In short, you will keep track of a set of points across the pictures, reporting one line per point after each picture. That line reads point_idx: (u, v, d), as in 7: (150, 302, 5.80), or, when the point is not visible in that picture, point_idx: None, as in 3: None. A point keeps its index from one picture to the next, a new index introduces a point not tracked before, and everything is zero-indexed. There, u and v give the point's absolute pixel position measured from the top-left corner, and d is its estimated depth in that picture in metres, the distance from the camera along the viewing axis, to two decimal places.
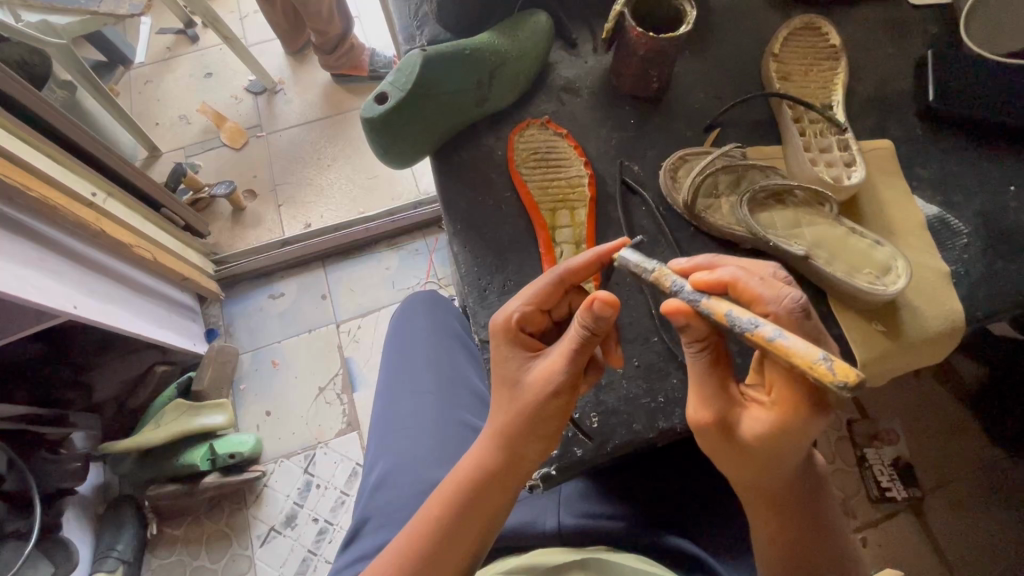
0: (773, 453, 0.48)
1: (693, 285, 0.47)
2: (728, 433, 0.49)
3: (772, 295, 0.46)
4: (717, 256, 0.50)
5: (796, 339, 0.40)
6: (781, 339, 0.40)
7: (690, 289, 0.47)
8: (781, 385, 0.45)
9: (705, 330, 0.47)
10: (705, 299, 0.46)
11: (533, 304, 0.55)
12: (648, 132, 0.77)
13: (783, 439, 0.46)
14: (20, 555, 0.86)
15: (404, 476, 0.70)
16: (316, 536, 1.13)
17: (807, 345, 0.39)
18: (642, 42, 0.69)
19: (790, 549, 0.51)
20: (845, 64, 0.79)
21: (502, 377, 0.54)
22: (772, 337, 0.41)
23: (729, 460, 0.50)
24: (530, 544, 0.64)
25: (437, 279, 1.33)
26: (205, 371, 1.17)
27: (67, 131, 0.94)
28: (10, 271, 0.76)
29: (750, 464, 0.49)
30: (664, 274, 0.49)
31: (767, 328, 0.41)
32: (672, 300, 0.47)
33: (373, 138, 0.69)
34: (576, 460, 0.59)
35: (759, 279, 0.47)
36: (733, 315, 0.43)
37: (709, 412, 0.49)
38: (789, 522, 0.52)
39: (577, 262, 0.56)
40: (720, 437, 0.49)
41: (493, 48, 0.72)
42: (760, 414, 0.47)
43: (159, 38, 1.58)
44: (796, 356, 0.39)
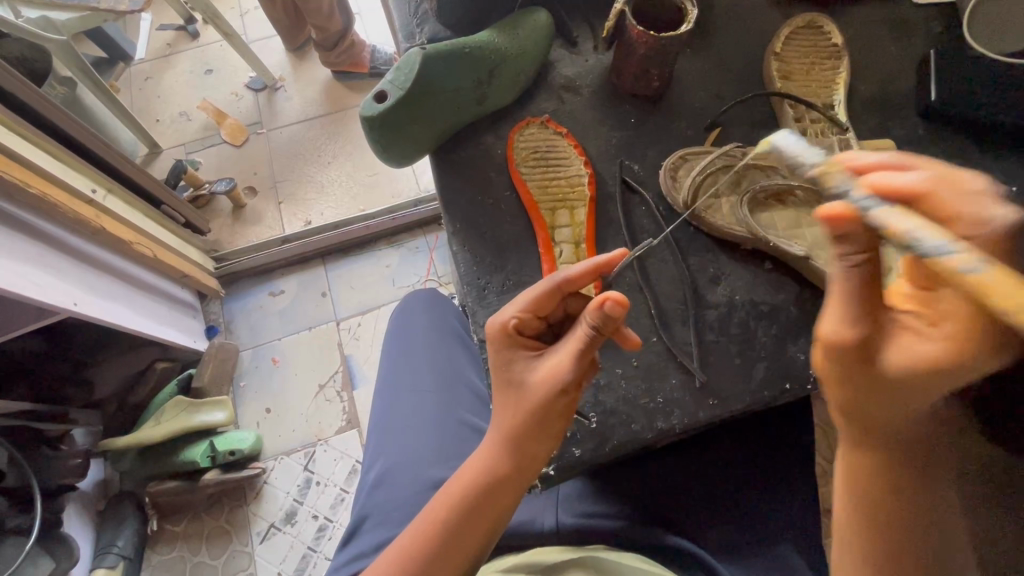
0: (918, 389, 0.39)
1: (869, 186, 0.38)
2: (865, 359, 0.40)
3: (973, 212, 0.36)
4: (907, 156, 0.40)
5: (1004, 273, 0.30)
6: (980, 272, 0.30)
7: (861, 194, 0.37)
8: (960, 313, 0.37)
9: (873, 244, 0.37)
10: (879, 210, 0.36)
11: (529, 310, 0.54)
12: (648, 131, 0.77)
13: (942, 377, 0.38)
14: (22, 552, 0.86)
15: (403, 474, 0.70)
16: (315, 533, 1.13)
17: (1021, 286, 0.29)
18: (643, 41, 0.69)
19: (882, 502, 0.44)
20: (848, 63, 0.79)
21: (508, 379, 0.53)
22: (968, 269, 0.31)
23: (858, 392, 0.42)
24: (528, 543, 0.64)
25: (437, 278, 1.33)
26: (205, 368, 1.18)
27: (68, 128, 0.94)
28: (12, 268, 0.76)
29: (886, 396, 0.41)
30: (832, 173, 0.40)
31: (963, 258, 0.31)
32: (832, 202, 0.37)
33: (371, 136, 0.69)
34: (575, 461, 0.59)
35: (961, 193, 0.37)
36: (917, 235, 0.34)
37: (850, 333, 0.39)
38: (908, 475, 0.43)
39: (575, 270, 0.53)
40: (855, 362, 0.40)
41: (492, 46, 0.71)
42: (913, 345, 0.39)
43: (158, 35, 1.57)
44: (995, 295, 0.29)
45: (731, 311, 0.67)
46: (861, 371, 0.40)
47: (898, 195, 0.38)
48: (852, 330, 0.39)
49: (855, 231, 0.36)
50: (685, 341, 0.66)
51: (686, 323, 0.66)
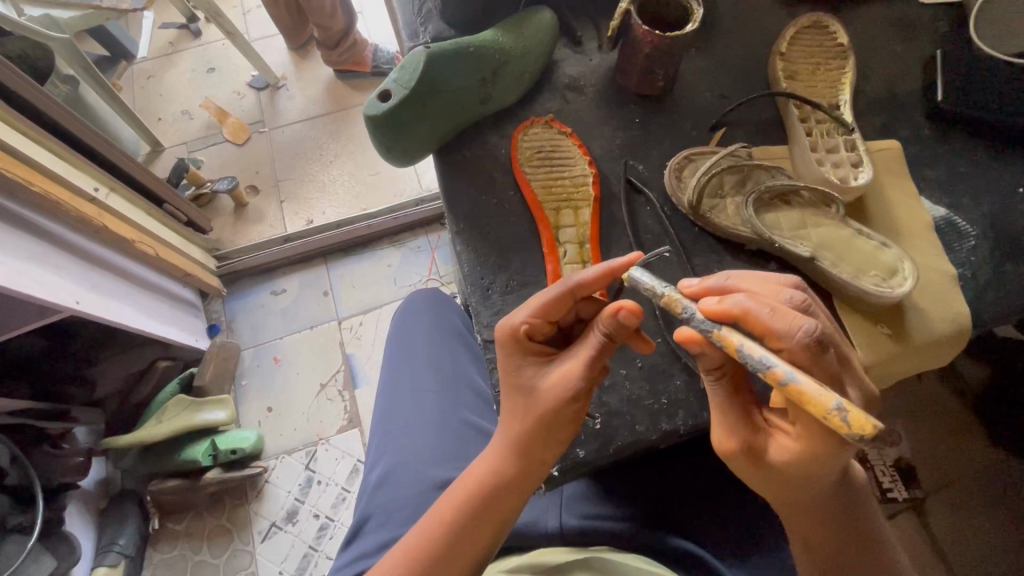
0: (806, 474, 0.45)
1: (703, 311, 0.43)
2: (755, 458, 0.47)
3: (784, 329, 0.41)
4: (730, 281, 0.46)
5: (812, 381, 0.38)
6: (797, 381, 0.38)
7: (700, 317, 0.44)
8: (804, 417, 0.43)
9: (720, 357, 0.45)
10: (717, 331, 0.43)
11: (541, 316, 0.53)
12: (653, 131, 0.77)
13: (813, 465, 0.44)
14: (23, 550, 0.86)
15: (406, 475, 0.70)
16: (316, 533, 1.13)
17: (823, 388, 0.37)
18: (648, 40, 0.69)
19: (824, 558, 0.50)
20: (853, 63, 0.78)
21: (516, 383, 0.53)
22: (787, 378, 0.38)
23: (761, 483, 0.48)
24: (530, 544, 0.64)
25: (439, 277, 1.33)
26: (206, 366, 1.18)
27: (71, 127, 0.94)
28: (14, 266, 0.76)
29: (783, 484, 0.47)
30: (675, 298, 0.46)
31: (781, 368, 0.38)
32: (686, 325, 0.45)
33: (375, 135, 0.69)
34: (579, 462, 0.59)
35: (772, 309, 0.42)
36: (745, 353, 0.40)
37: (734, 441, 0.47)
38: (831, 532, 0.50)
39: (587, 276, 0.53)
40: (747, 463, 0.47)
41: (497, 45, 0.71)
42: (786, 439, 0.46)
43: (161, 33, 1.57)
44: (811, 401, 0.37)
45: None
46: (755, 470, 0.47)
47: (718, 321, 0.43)
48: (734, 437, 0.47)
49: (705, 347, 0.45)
50: None
51: None
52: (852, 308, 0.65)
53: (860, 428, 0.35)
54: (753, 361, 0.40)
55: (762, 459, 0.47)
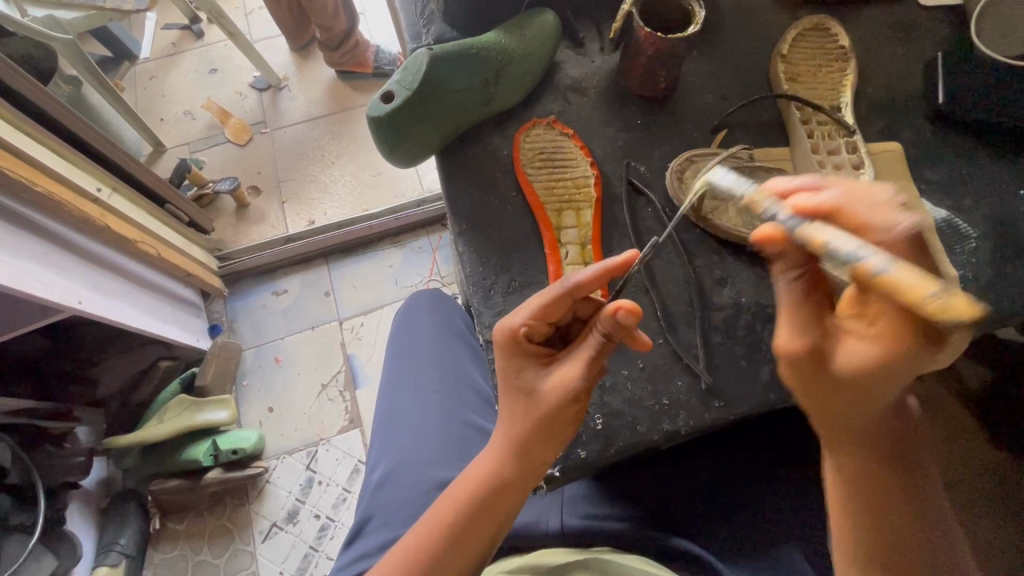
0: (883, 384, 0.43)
1: (792, 208, 0.43)
2: (823, 360, 0.45)
3: (879, 224, 0.41)
4: (823, 179, 0.45)
5: (906, 273, 0.36)
6: (888, 271, 0.36)
7: (787, 214, 0.43)
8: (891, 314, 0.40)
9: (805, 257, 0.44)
10: (802, 230, 0.42)
11: (540, 317, 0.53)
12: (655, 132, 0.77)
13: (894, 369, 0.41)
14: (25, 549, 0.86)
15: (407, 475, 0.70)
16: (317, 533, 1.13)
17: (918, 277, 0.35)
18: (650, 42, 0.69)
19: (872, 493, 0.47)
20: (855, 65, 0.78)
21: (517, 383, 0.53)
22: (879, 270, 0.37)
23: (818, 393, 0.46)
24: (531, 544, 0.64)
25: (441, 278, 1.33)
26: (209, 366, 1.18)
27: (73, 127, 0.94)
28: (16, 265, 0.76)
29: (845, 394, 0.45)
30: (757, 199, 0.46)
31: (873, 261, 0.37)
32: (767, 223, 0.44)
33: (378, 137, 0.69)
34: (580, 462, 0.59)
35: (867, 206, 0.41)
36: (833, 246, 0.39)
37: (802, 343, 0.45)
38: (881, 468, 0.47)
39: (585, 275, 0.53)
40: (810, 366, 0.45)
41: (499, 48, 0.72)
42: (859, 340, 0.43)
43: (163, 34, 1.58)
44: (903, 287, 0.35)
45: (737, 313, 0.67)
46: (817, 376, 0.46)
47: (810, 216, 0.42)
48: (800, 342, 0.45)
49: (775, 245, 0.44)
50: (691, 342, 0.65)
51: (692, 326, 0.66)
52: None
53: (960, 312, 0.33)
54: (840, 253, 0.38)
55: (830, 361, 0.44)
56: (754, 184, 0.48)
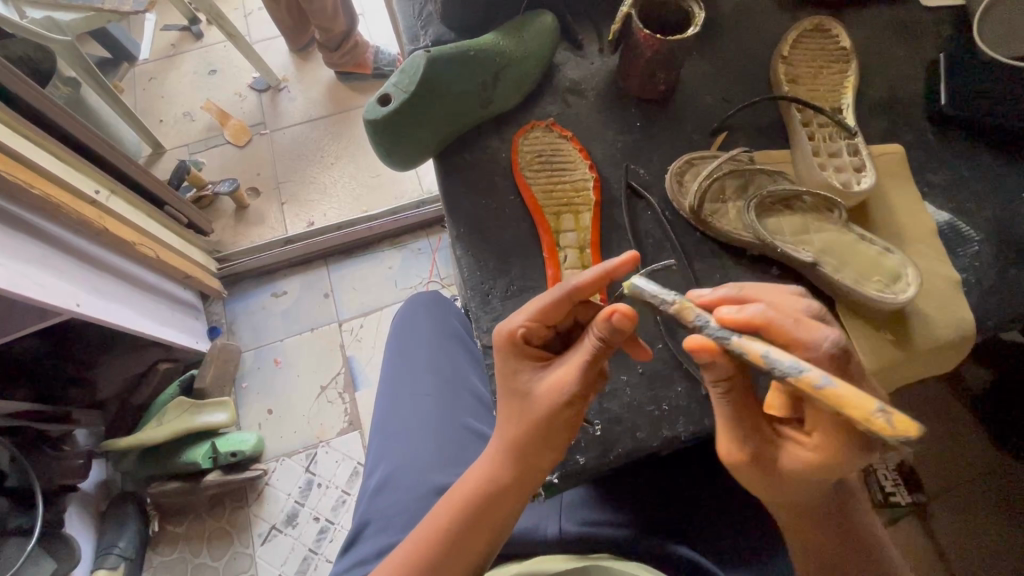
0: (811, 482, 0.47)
1: (717, 320, 0.43)
2: (765, 467, 0.47)
3: (806, 338, 0.41)
4: (744, 288, 0.47)
5: (848, 386, 0.35)
6: (830, 385, 0.36)
7: (715, 325, 0.43)
8: (827, 425, 0.43)
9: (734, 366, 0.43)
10: (740, 343, 0.41)
11: (537, 319, 0.52)
12: (654, 135, 0.76)
13: (825, 472, 0.45)
14: (23, 552, 0.86)
15: (405, 479, 0.70)
16: (316, 536, 1.12)
17: (864, 393, 0.35)
18: (650, 43, 0.68)
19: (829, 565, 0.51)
20: (855, 67, 0.78)
21: (514, 387, 0.53)
22: (820, 383, 0.36)
23: (766, 489, 0.49)
24: (531, 550, 0.63)
25: (440, 280, 1.33)
26: (207, 368, 1.18)
27: (71, 128, 0.93)
28: (14, 268, 0.76)
29: (783, 490, 0.48)
30: (687, 306, 0.44)
31: (813, 372, 0.36)
32: (697, 334, 0.42)
33: (375, 139, 0.68)
34: (579, 468, 0.59)
35: (793, 319, 0.42)
36: (773, 357, 0.38)
37: (743, 452, 0.47)
38: (825, 540, 0.51)
39: (584, 278, 0.51)
40: (757, 473, 0.48)
41: (498, 49, 0.71)
42: (799, 450, 0.46)
43: (163, 35, 1.57)
44: (851, 406, 0.34)
45: None
46: (764, 478, 0.48)
47: (743, 330, 0.42)
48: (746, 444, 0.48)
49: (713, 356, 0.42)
50: None
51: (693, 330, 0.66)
52: (855, 314, 0.65)
53: (903, 429, 0.33)
54: (781, 367, 0.37)
55: (771, 466, 0.47)
56: (667, 288, 0.46)
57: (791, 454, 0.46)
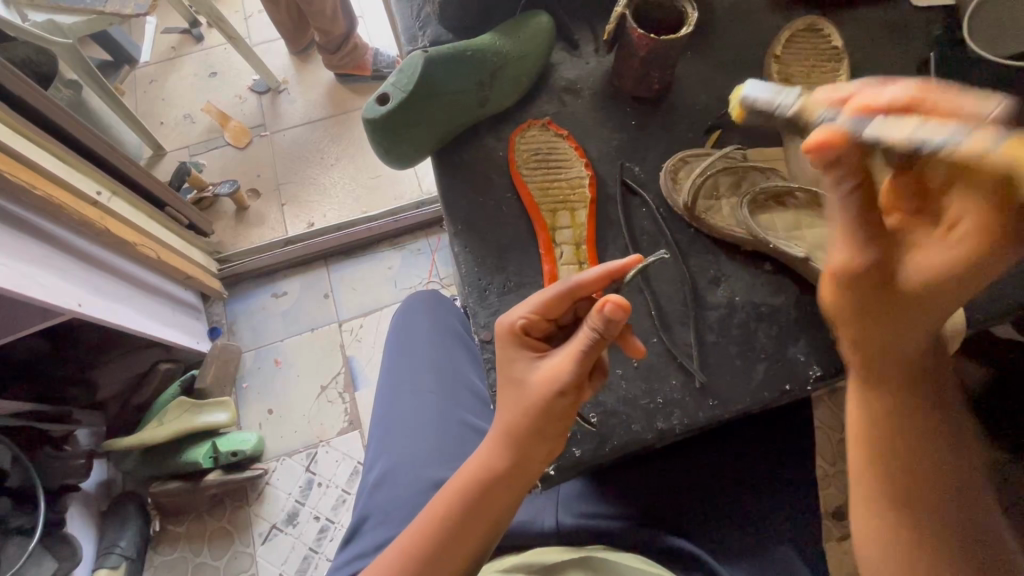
0: (939, 302, 0.42)
1: (859, 110, 0.42)
2: (887, 282, 0.44)
3: (969, 111, 0.39)
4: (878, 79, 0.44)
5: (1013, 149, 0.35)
6: (999, 146, 0.35)
7: (852, 117, 0.42)
8: (971, 216, 0.39)
9: (861, 169, 0.42)
10: (874, 123, 0.41)
11: (539, 313, 0.54)
12: (649, 133, 0.77)
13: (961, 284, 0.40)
14: (25, 551, 0.86)
15: (405, 474, 0.71)
16: (316, 534, 1.13)
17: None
18: (643, 43, 0.69)
19: (906, 423, 0.45)
20: (847, 66, 0.79)
21: (509, 376, 0.54)
22: (983, 147, 0.36)
23: (869, 318, 0.45)
24: (528, 543, 0.64)
25: (439, 279, 1.34)
26: (209, 368, 1.18)
27: (73, 130, 0.94)
28: (17, 269, 0.77)
29: (901, 317, 0.44)
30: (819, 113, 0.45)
31: (975, 141, 0.36)
32: (814, 133, 0.42)
33: (373, 138, 0.69)
34: (575, 461, 0.60)
35: (949, 96, 0.40)
36: (921, 134, 0.38)
37: (864, 259, 0.44)
38: (914, 392, 0.46)
39: (587, 275, 0.54)
40: (873, 285, 0.44)
41: (495, 49, 0.72)
42: (926, 256, 0.42)
43: (163, 37, 1.59)
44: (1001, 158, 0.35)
45: (731, 312, 0.67)
46: (877, 296, 0.44)
47: (886, 111, 0.41)
48: (863, 257, 0.44)
49: (837, 150, 0.41)
50: (685, 342, 0.66)
51: (687, 324, 0.67)
52: None
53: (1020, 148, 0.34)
54: (922, 140, 0.38)
55: (893, 279, 0.43)
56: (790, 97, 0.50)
57: (916, 264, 0.42)
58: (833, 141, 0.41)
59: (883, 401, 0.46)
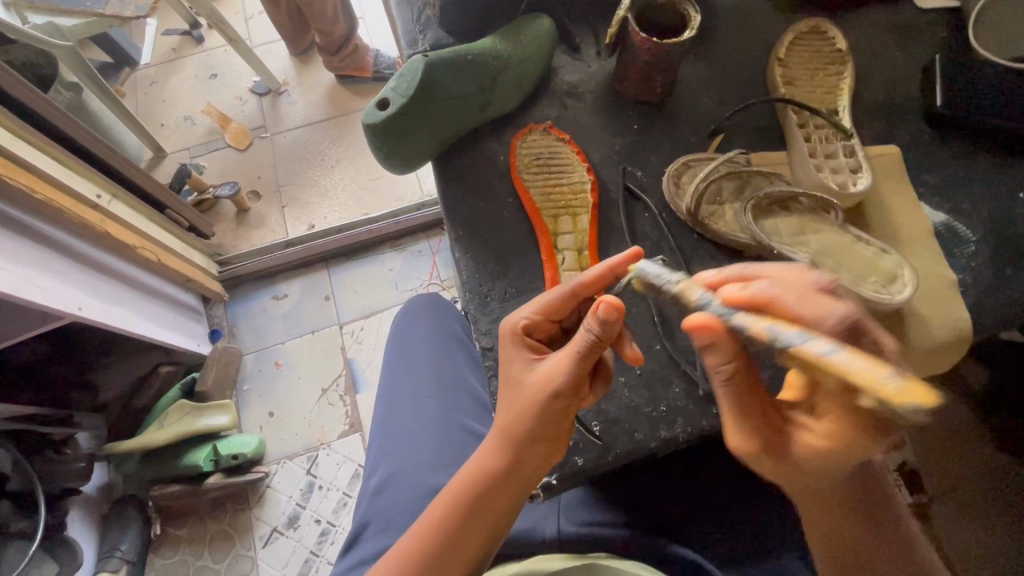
0: (833, 462, 0.46)
1: (723, 301, 0.46)
2: (774, 451, 0.48)
3: (812, 315, 0.45)
4: (748, 269, 0.51)
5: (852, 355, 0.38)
6: (838, 352, 0.38)
7: (720, 305, 0.46)
8: (836, 413, 0.45)
9: (733, 349, 0.46)
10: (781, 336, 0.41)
11: (541, 313, 0.55)
12: (651, 137, 0.77)
13: (835, 458, 0.46)
14: (26, 555, 0.86)
15: (405, 480, 0.70)
16: (318, 538, 1.13)
17: (868, 364, 0.37)
18: (646, 47, 0.69)
19: (848, 544, 0.49)
20: (851, 69, 0.78)
21: (507, 376, 0.55)
22: (826, 352, 0.39)
23: (779, 475, 0.49)
24: (531, 550, 0.64)
25: (441, 282, 1.33)
26: (209, 370, 1.17)
27: (73, 133, 0.94)
28: (16, 273, 0.76)
29: (801, 476, 0.48)
30: (686, 288, 0.49)
31: (819, 342, 0.39)
32: (697, 314, 0.46)
33: (373, 143, 0.69)
34: (577, 469, 0.59)
35: (796, 296, 0.46)
36: (778, 330, 0.42)
37: (753, 442, 0.49)
38: (845, 515, 0.49)
39: (586, 276, 0.55)
40: (770, 460, 0.48)
41: (496, 53, 0.71)
42: (811, 438, 0.47)
43: (164, 39, 1.58)
44: (858, 375, 0.37)
45: None
46: (776, 461, 0.48)
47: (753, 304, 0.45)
48: (748, 433, 0.49)
49: (710, 335, 0.45)
50: (689, 348, 0.65)
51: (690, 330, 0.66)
52: None
53: (914, 394, 0.34)
54: (782, 338, 0.41)
55: (781, 455, 0.48)
56: (670, 272, 0.52)
57: (803, 446, 0.47)
58: (710, 322, 0.45)
59: (825, 524, 0.49)
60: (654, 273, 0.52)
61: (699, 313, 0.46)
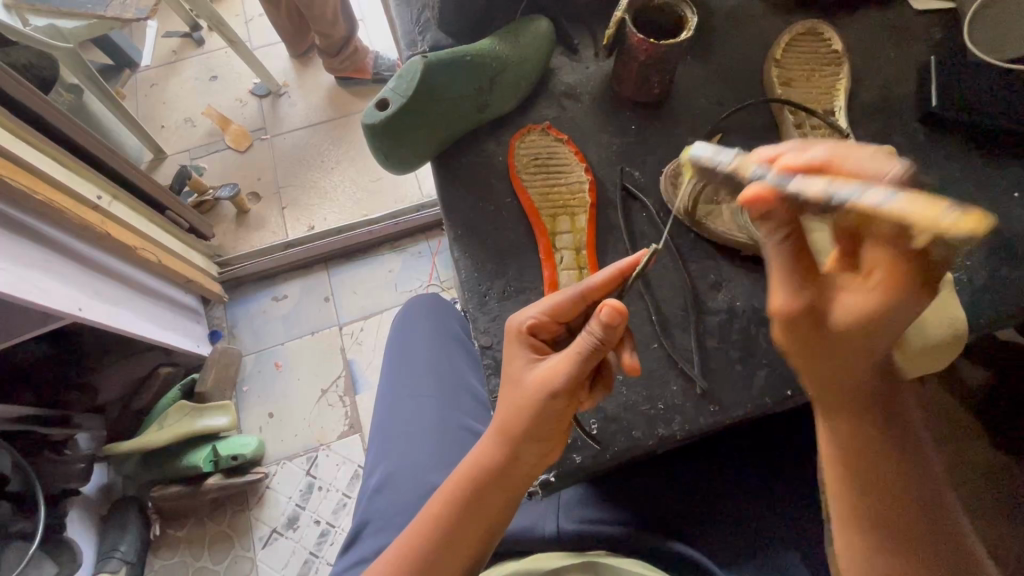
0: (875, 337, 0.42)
1: (778, 168, 0.43)
2: (818, 321, 0.43)
3: (874, 171, 0.41)
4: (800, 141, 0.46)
5: (913, 200, 0.35)
6: (896, 198, 0.36)
7: (775, 172, 0.42)
8: (884, 263, 0.39)
9: (788, 220, 0.42)
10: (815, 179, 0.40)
11: (548, 314, 0.55)
12: (649, 137, 0.77)
13: (880, 328, 0.41)
14: (25, 555, 0.86)
15: (404, 479, 0.71)
16: (317, 539, 1.13)
17: (927, 202, 0.34)
18: (643, 48, 0.69)
19: (876, 457, 0.45)
20: (848, 70, 0.79)
21: (507, 375, 0.55)
22: (883, 200, 0.36)
23: (809, 355, 0.45)
24: (529, 549, 0.64)
25: (440, 282, 1.34)
26: (209, 371, 1.17)
27: (73, 134, 0.94)
28: (16, 274, 0.77)
29: (843, 353, 0.44)
30: (744, 164, 0.45)
31: (875, 195, 0.37)
32: (752, 186, 0.42)
33: (373, 143, 0.69)
34: (575, 467, 0.59)
35: (866, 155, 0.42)
36: (836, 188, 0.39)
37: (800, 303, 0.43)
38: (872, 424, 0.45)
39: (595, 279, 0.55)
40: (808, 326, 0.44)
41: (494, 55, 0.72)
42: (848, 299, 0.42)
43: (164, 42, 1.59)
44: (914, 214, 0.34)
45: (731, 318, 0.67)
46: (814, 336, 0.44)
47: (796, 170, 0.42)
48: (798, 300, 0.43)
49: (768, 206, 0.41)
50: (686, 347, 0.66)
51: (687, 330, 0.66)
52: None
53: (968, 224, 0.32)
54: (837, 194, 0.38)
55: (823, 323, 0.43)
56: (723, 152, 0.48)
57: (843, 308, 0.42)
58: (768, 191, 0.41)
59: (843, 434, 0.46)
60: (708, 153, 0.48)
61: (749, 187, 0.42)
